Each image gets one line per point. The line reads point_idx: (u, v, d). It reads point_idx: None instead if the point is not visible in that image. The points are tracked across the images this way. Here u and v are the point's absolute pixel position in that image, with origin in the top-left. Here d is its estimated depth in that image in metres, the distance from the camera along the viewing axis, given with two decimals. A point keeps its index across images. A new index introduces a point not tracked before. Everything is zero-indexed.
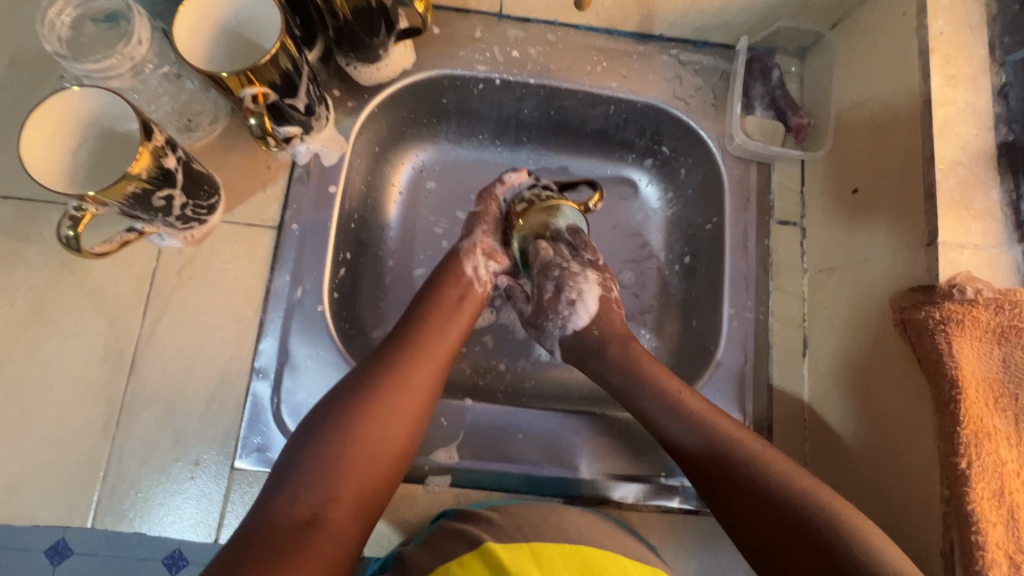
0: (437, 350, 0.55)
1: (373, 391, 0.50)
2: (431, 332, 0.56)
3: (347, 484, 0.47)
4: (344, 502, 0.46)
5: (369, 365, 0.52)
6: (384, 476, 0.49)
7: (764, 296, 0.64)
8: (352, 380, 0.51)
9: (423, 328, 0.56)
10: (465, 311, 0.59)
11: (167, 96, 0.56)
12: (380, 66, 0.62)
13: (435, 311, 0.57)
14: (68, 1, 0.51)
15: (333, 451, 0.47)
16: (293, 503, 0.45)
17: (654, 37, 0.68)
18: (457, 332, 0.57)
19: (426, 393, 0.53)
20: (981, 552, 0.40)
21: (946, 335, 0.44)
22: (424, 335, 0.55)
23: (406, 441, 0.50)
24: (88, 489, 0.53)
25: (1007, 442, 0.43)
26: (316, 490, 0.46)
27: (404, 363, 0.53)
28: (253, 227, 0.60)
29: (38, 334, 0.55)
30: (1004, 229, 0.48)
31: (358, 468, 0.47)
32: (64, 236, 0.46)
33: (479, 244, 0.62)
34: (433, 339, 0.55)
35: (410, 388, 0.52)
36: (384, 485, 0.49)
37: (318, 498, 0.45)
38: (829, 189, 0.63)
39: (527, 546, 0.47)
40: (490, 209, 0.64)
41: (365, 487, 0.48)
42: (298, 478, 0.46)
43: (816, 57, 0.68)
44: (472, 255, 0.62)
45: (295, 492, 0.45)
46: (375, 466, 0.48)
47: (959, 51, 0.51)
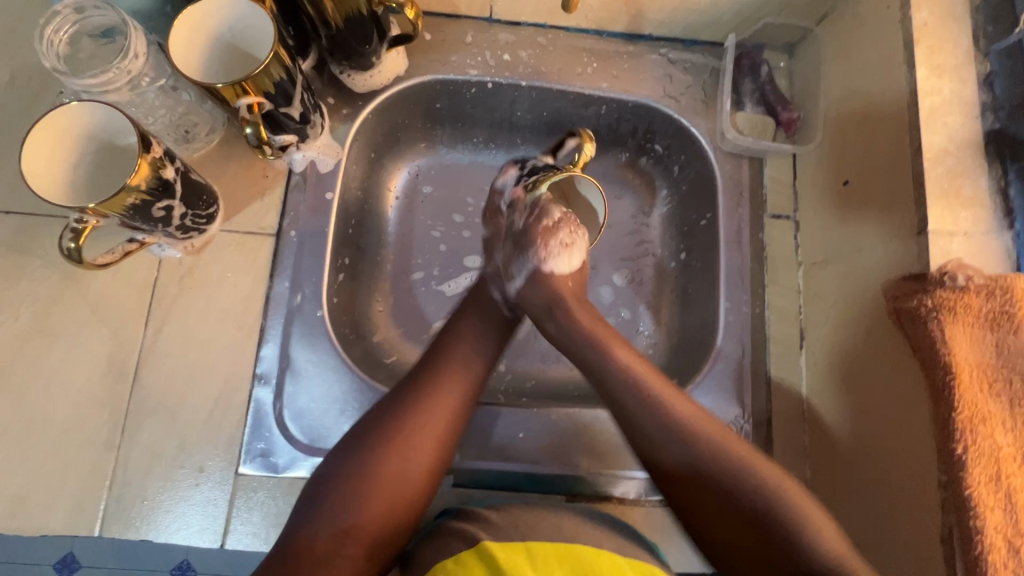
0: (464, 378, 0.54)
1: (398, 424, 0.50)
2: (457, 363, 0.55)
3: (368, 519, 0.47)
4: (364, 537, 0.46)
5: (396, 399, 0.52)
6: (406, 511, 0.49)
7: (760, 289, 0.65)
8: (379, 412, 0.51)
9: (449, 361, 0.55)
10: (491, 337, 0.58)
11: (164, 108, 0.57)
12: (373, 73, 0.63)
13: (462, 338, 0.57)
14: (65, 16, 0.51)
15: (356, 485, 0.47)
16: (315, 536, 0.45)
17: (643, 37, 0.69)
18: (482, 357, 0.56)
19: (451, 425, 0.52)
20: (980, 537, 0.41)
21: (939, 322, 0.44)
22: (450, 368, 0.54)
23: (429, 475, 0.50)
24: (94, 499, 0.53)
25: (1002, 426, 0.43)
26: (335, 525, 0.46)
27: (431, 394, 0.52)
28: (252, 235, 0.61)
29: (41, 346, 0.56)
30: (993, 216, 0.48)
31: (380, 504, 0.47)
32: (66, 248, 0.47)
33: None
34: (459, 372, 0.54)
35: (435, 421, 0.51)
36: (404, 521, 0.49)
37: (335, 533, 0.46)
38: (821, 182, 0.63)
39: (523, 543, 0.47)
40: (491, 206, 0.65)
41: (388, 522, 0.48)
42: (322, 511, 0.46)
43: (804, 52, 0.68)
44: None
45: (314, 527, 0.46)
46: (396, 502, 0.48)
47: (943, 42, 0.52)
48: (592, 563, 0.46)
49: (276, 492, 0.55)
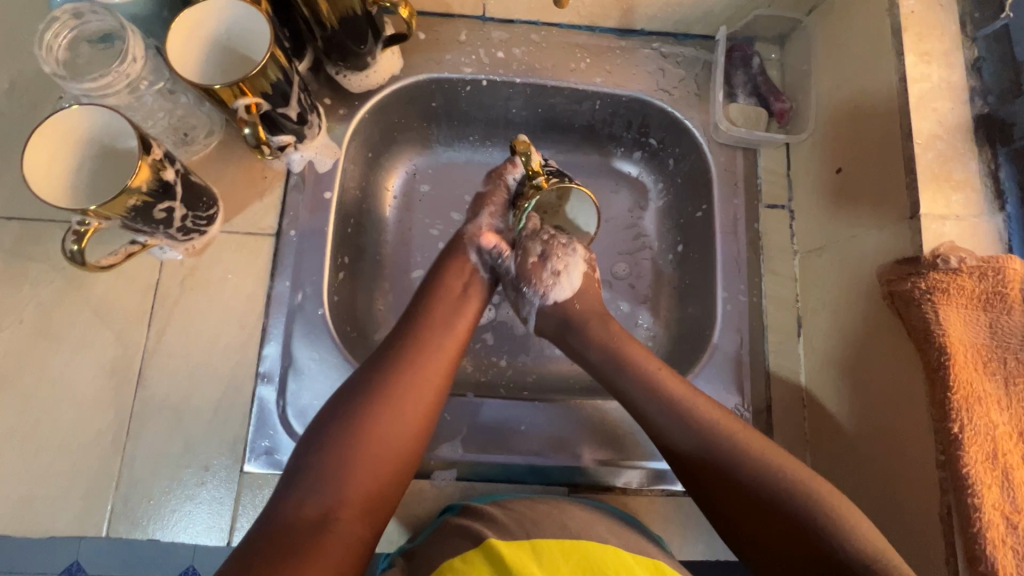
0: (443, 343, 0.55)
1: (379, 389, 0.50)
2: (439, 328, 0.56)
3: (356, 484, 0.47)
4: (354, 502, 0.46)
5: (377, 363, 0.52)
6: (393, 474, 0.49)
7: (757, 278, 0.65)
8: (358, 380, 0.51)
9: (432, 325, 0.56)
10: (472, 302, 0.59)
11: (162, 111, 0.57)
12: (368, 73, 0.64)
13: (439, 305, 0.57)
14: (64, 23, 0.52)
15: (341, 452, 0.47)
16: (305, 502, 0.45)
17: (635, 31, 0.70)
18: (465, 321, 0.57)
19: (433, 387, 0.52)
20: (979, 514, 0.41)
21: (932, 304, 0.45)
22: (434, 331, 0.55)
23: (414, 439, 0.50)
24: (101, 499, 0.54)
25: (997, 405, 0.44)
26: (325, 490, 0.46)
27: (409, 358, 0.53)
28: (252, 235, 0.61)
29: (45, 350, 0.57)
30: (984, 199, 0.49)
31: (367, 468, 0.48)
32: (69, 250, 0.48)
33: (484, 227, 0.62)
34: (443, 334, 0.55)
35: (415, 384, 0.52)
36: (395, 483, 0.49)
37: (326, 497, 0.46)
38: (815, 171, 0.64)
39: (528, 542, 0.47)
40: (498, 190, 0.64)
41: (375, 487, 0.48)
42: (309, 478, 0.46)
43: (795, 43, 0.69)
44: (477, 238, 0.62)
45: (303, 494, 0.46)
46: (383, 466, 0.48)
47: (930, 29, 0.52)
48: (598, 558, 0.46)
49: None
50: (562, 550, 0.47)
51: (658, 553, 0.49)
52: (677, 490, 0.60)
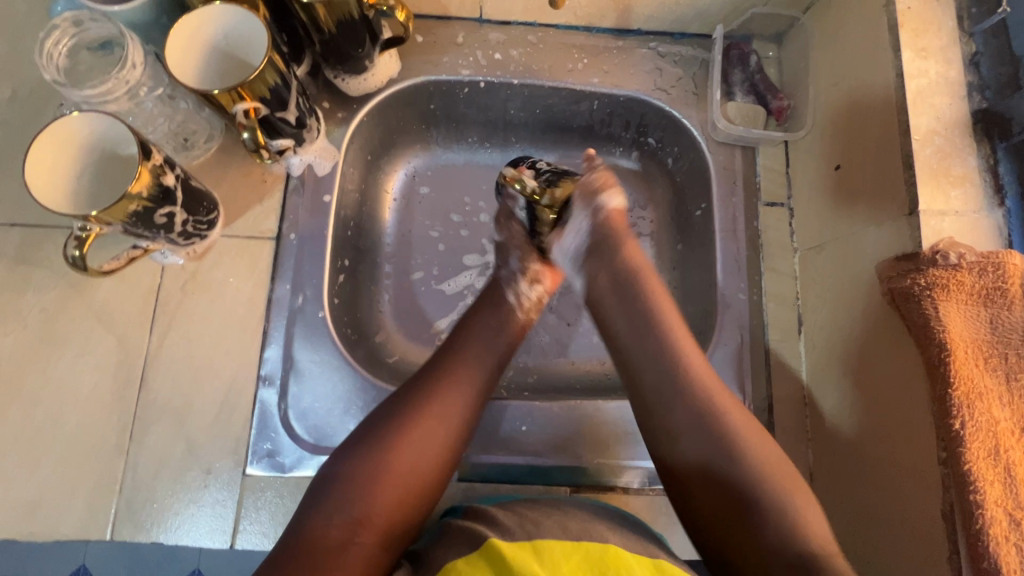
0: (478, 371, 0.54)
1: (409, 414, 0.50)
2: (469, 354, 0.55)
3: (380, 507, 0.47)
4: (376, 525, 0.47)
5: (409, 389, 0.52)
6: (417, 500, 0.49)
7: (756, 276, 0.65)
8: (391, 404, 0.51)
9: (462, 351, 0.55)
10: (506, 331, 0.58)
11: (162, 117, 0.58)
12: (366, 76, 0.64)
13: (476, 336, 0.56)
14: (64, 30, 0.52)
15: (367, 475, 0.48)
16: (327, 526, 0.46)
17: (632, 31, 0.70)
18: (496, 348, 0.56)
19: (463, 416, 0.52)
20: (981, 511, 0.41)
21: (932, 300, 0.45)
22: (463, 357, 0.54)
23: (440, 466, 0.50)
24: (106, 503, 0.54)
25: (999, 401, 0.43)
26: (348, 513, 0.46)
27: (440, 385, 0.52)
28: (252, 239, 0.62)
29: (49, 355, 0.57)
30: (984, 194, 0.49)
31: (392, 492, 0.48)
32: (71, 256, 0.48)
33: (519, 272, 0.62)
34: (472, 361, 0.54)
35: (446, 412, 0.51)
36: (418, 508, 0.49)
37: (349, 520, 0.46)
38: (814, 168, 0.64)
39: (530, 543, 0.47)
40: (514, 232, 0.63)
41: (397, 512, 0.48)
42: (335, 498, 0.47)
43: (792, 41, 0.69)
44: (513, 282, 0.61)
45: (326, 516, 0.46)
46: (408, 491, 0.48)
47: (927, 25, 0.52)
48: (603, 561, 0.46)
49: (284, 491, 0.56)
50: (563, 551, 0.47)
51: (660, 554, 0.49)
52: None
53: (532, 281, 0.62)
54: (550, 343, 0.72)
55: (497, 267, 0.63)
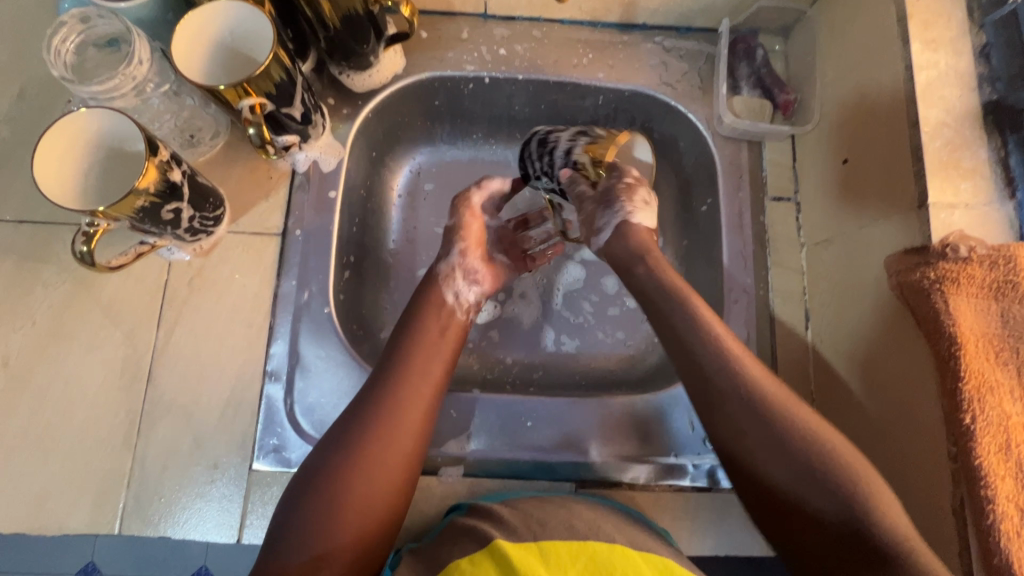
0: (426, 385, 0.53)
1: (358, 441, 0.49)
2: (420, 368, 0.54)
3: (341, 542, 0.45)
4: (338, 560, 0.45)
5: (357, 411, 0.50)
6: (376, 530, 0.48)
7: (763, 272, 0.65)
8: (339, 431, 0.50)
9: (412, 366, 0.53)
10: (451, 341, 0.57)
11: (169, 113, 0.58)
12: (371, 73, 0.64)
13: (416, 348, 0.55)
14: (72, 27, 0.52)
15: (322, 509, 0.46)
16: (286, 565, 0.44)
17: (637, 26, 0.70)
18: (444, 360, 0.55)
19: (415, 435, 0.51)
20: (992, 506, 0.41)
21: (942, 294, 0.45)
22: (414, 373, 0.53)
23: (397, 489, 0.49)
24: (113, 497, 0.55)
25: (1010, 395, 0.43)
26: (306, 550, 0.44)
27: (388, 406, 0.51)
28: (258, 235, 0.62)
29: (57, 351, 0.57)
30: (994, 186, 0.48)
31: (349, 525, 0.46)
32: (78, 251, 0.49)
33: (456, 266, 0.62)
34: (422, 376, 0.53)
35: (395, 432, 0.50)
36: (381, 534, 0.48)
37: (308, 558, 0.44)
38: (822, 162, 0.63)
39: (534, 544, 0.47)
40: (469, 225, 0.64)
41: (358, 544, 0.46)
42: (290, 537, 0.45)
43: (798, 35, 0.68)
44: (450, 279, 0.62)
45: (284, 555, 0.44)
46: (367, 521, 0.47)
47: (936, 16, 0.52)
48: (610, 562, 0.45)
49: None
50: (570, 553, 0.46)
51: (668, 551, 0.49)
52: (685, 485, 0.59)
53: (470, 280, 0.63)
54: (556, 340, 0.72)
55: (437, 258, 0.64)
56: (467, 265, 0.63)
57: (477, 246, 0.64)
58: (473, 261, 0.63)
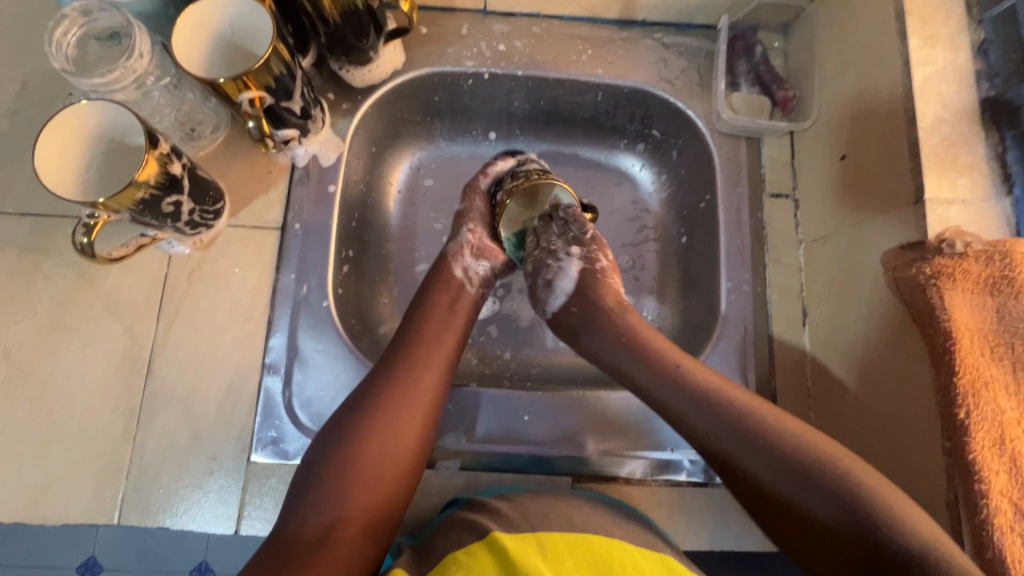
0: (436, 359, 0.56)
1: (373, 405, 0.52)
2: (429, 344, 0.56)
3: (357, 500, 0.48)
4: (355, 519, 0.47)
5: (372, 382, 0.53)
6: (391, 492, 0.50)
7: (761, 268, 0.65)
8: (356, 397, 0.53)
9: (422, 342, 0.56)
10: (461, 316, 0.60)
11: (170, 107, 0.58)
12: (371, 68, 0.64)
13: (429, 322, 0.58)
14: (72, 20, 0.53)
15: (340, 469, 0.49)
16: (306, 523, 0.46)
17: (637, 22, 0.70)
18: (454, 337, 0.58)
19: (427, 401, 0.53)
20: (985, 500, 0.41)
21: (937, 289, 0.45)
22: (423, 348, 0.56)
23: (410, 453, 0.51)
24: (113, 487, 0.55)
25: (1004, 390, 0.43)
26: (324, 511, 0.47)
27: (401, 373, 0.54)
28: (257, 229, 0.62)
29: (58, 343, 0.58)
30: (991, 182, 0.48)
31: (366, 484, 0.49)
32: (79, 243, 0.49)
33: (466, 244, 0.64)
34: (432, 351, 0.56)
35: (407, 398, 0.53)
36: (396, 498, 0.50)
37: (327, 518, 0.47)
38: (819, 158, 0.63)
39: (532, 533, 0.48)
40: (474, 205, 0.65)
41: (374, 505, 0.49)
42: (312, 495, 0.48)
43: (798, 32, 0.68)
44: (460, 256, 0.63)
45: (304, 515, 0.47)
46: (383, 482, 0.50)
47: (935, 12, 0.52)
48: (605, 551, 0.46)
49: (288, 478, 0.56)
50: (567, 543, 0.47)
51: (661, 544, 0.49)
52: (681, 480, 0.59)
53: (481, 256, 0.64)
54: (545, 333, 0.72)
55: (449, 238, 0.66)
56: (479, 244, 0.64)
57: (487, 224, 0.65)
58: (482, 238, 0.64)
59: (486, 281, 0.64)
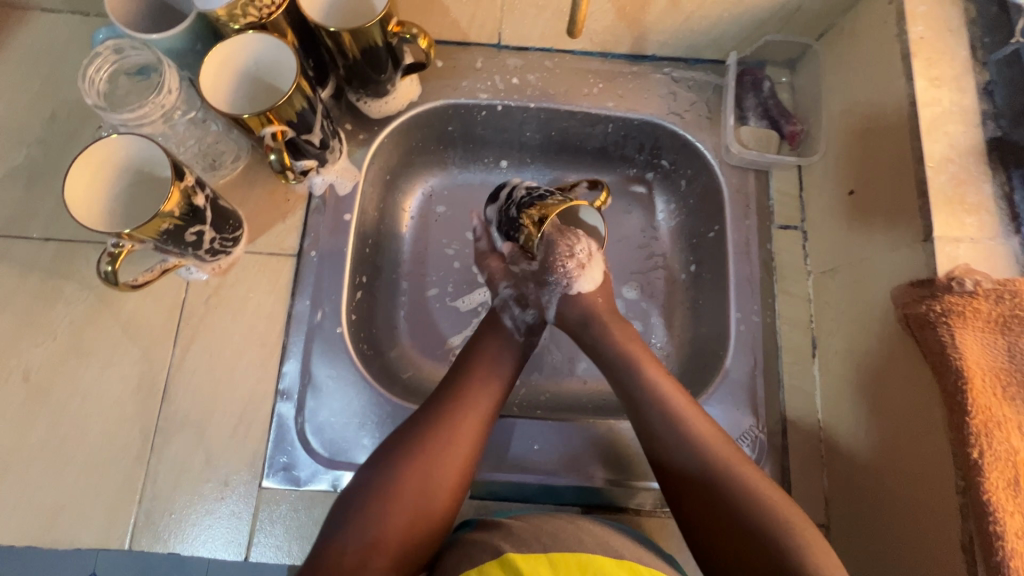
0: (485, 397, 0.57)
1: (420, 438, 0.53)
2: (481, 383, 0.58)
3: (396, 528, 0.49)
4: (391, 546, 0.48)
5: (424, 413, 0.55)
6: (430, 524, 0.51)
7: (770, 299, 0.65)
8: (403, 431, 0.54)
9: (474, 379, 0.58)
10: (509, 362, 0.61)
11: (193, 139, 0.61)
12: (387, 99, 0.66)
13: (478, 366, 0.59)
14: (106, 58, 0.56)
15: (383, 493, 0.50)
16: (345, 546, 0.47)
17: (647, 57, 0.72)
18: (503, 377, 0.59)
19: (472, 442, 0.54)
20: (1001, 543, 0.40)
21: (948, 327, 0.45)
22: (474, 386, 0.57)
23: (451, 491, 0.52)
24: (126, 512, 0.55)
25: (1019, 431, 0.43)
26: (364, 535, 0.48)
27: (449, 410, 0.55)
28: (274, 256, 0.63)
29: (76, 366, 0.59)
30: (999, 221, 0.49)
31: (406, 513, 0.50)
32: (104, 271, 0.50)
33: (506, 297, 0.66)
34: (483, 390, 0.57)
35: (456, 435, 0.54)
36: (430, 535, 0.50)
37: (366, 542, 0.48)
38: (828, 191, 0.64)
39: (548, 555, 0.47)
40: (495, 262, 0.68)
41: (412, 532, 0.49)
42: (352, 521, 0.49)
43: (805, 68, 0.70)
44: (506, 308, 0.65)
45: (344, 537, 0.48)
46: (421, 515, 0.50)
47: (940, 54, 0.53)
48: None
49: (298, 505, 0.56)
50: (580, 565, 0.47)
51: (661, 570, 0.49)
52: None
53: (525, 305, 0.66)
54: None
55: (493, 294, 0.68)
56: (519, 293, 0.66)
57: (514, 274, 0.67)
58: (519, 286, 0.67)
59: (533, 329, 0.65)
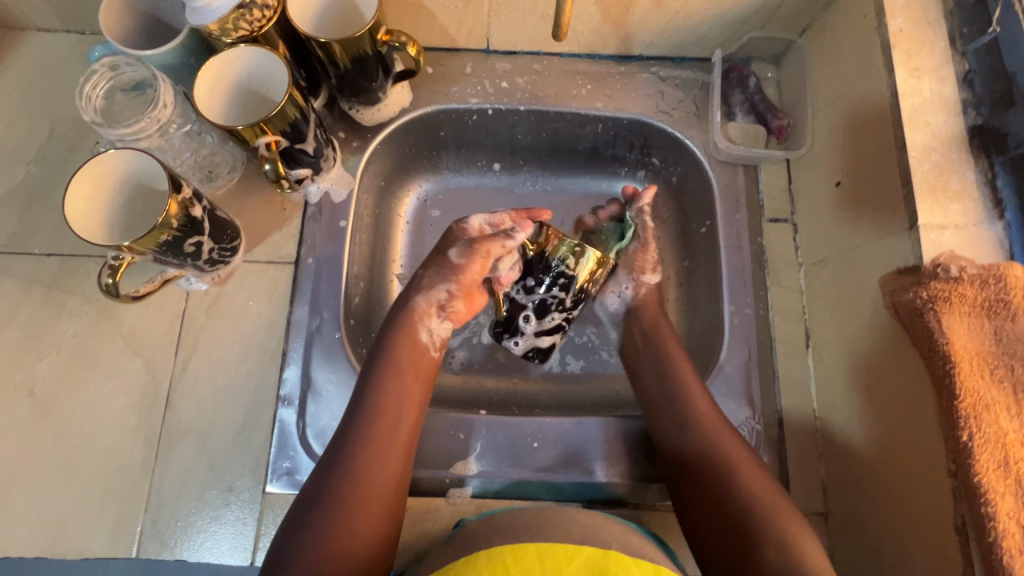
0: (400, 425, 0.55)
1: (341, 483, 0.50)
2: (395, 410, 0.55)
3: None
4: None
5: (338, 453, 0.52)
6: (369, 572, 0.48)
7: (763, 292, 0.66)
8: (321, 475, 0.51)
9: (388, 406, 0.55)
10: (425, 380, 0.59)
11: (188, 151, 0.61)
12: (380, 106, 0.67)
13: (391, 392, 0.56)
14: (102, 75, 0.57)
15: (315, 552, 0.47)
16: None
17: (634, 57, 0.73)
18: (417, 400, 0.57)
19: (395, 476, 0.52)
20: (993, 523, 0.41)
21: (934, 313, 0.46)
22: (390, 414, 0.55)
23: (383, 529, 0.50)
24: (132, 521, 0.56)
25: (1006, 412, 0.44)
26: None
27: (365, 447, 0.52)
28: (272, 264, 0.64)
29: (80, 378, 0.60)
30: (982, 207, 0.49)
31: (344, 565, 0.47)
32: (105, 283, 0.51)
33: (432, 304, 0.62)
34: (399, 418, 0.55)
35: (378, 471, 0.52)
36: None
37: None
38: (816, 183, 0.65)
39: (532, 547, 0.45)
40: (470, 268, 0.62)
41: None
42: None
43: (789, 62, 0.71)
44: (428, 315, 0.62)
45: None
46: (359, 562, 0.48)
47: (919, 45, 0.54)
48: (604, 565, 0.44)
49: None
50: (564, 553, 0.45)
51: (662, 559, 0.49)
52: None
53: (446, 316, 0.63)
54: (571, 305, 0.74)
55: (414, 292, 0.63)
56: (450, 305, 0.63)
57: (467, 289, 0.63)
58: (453, 300, 0.63)
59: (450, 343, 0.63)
